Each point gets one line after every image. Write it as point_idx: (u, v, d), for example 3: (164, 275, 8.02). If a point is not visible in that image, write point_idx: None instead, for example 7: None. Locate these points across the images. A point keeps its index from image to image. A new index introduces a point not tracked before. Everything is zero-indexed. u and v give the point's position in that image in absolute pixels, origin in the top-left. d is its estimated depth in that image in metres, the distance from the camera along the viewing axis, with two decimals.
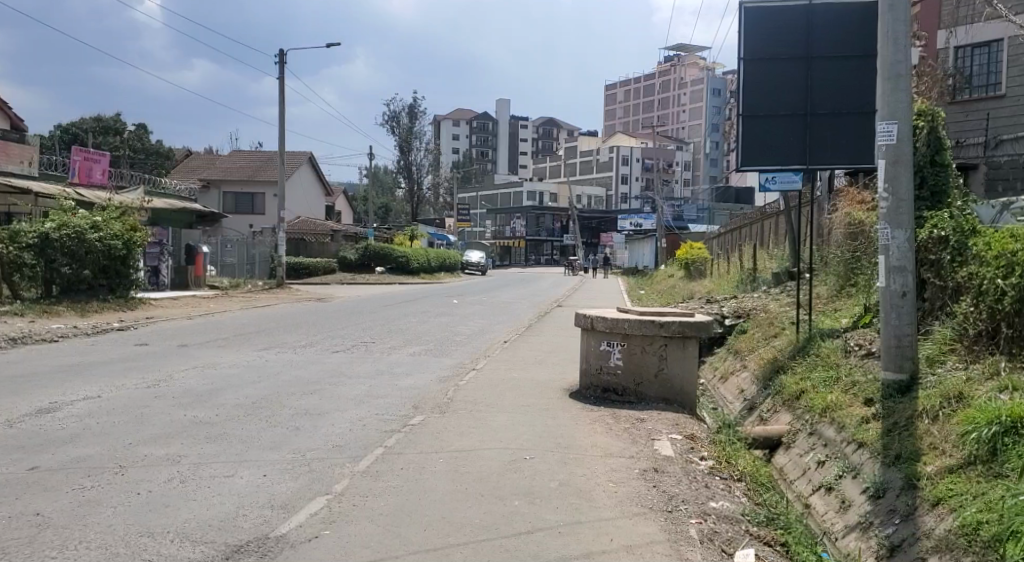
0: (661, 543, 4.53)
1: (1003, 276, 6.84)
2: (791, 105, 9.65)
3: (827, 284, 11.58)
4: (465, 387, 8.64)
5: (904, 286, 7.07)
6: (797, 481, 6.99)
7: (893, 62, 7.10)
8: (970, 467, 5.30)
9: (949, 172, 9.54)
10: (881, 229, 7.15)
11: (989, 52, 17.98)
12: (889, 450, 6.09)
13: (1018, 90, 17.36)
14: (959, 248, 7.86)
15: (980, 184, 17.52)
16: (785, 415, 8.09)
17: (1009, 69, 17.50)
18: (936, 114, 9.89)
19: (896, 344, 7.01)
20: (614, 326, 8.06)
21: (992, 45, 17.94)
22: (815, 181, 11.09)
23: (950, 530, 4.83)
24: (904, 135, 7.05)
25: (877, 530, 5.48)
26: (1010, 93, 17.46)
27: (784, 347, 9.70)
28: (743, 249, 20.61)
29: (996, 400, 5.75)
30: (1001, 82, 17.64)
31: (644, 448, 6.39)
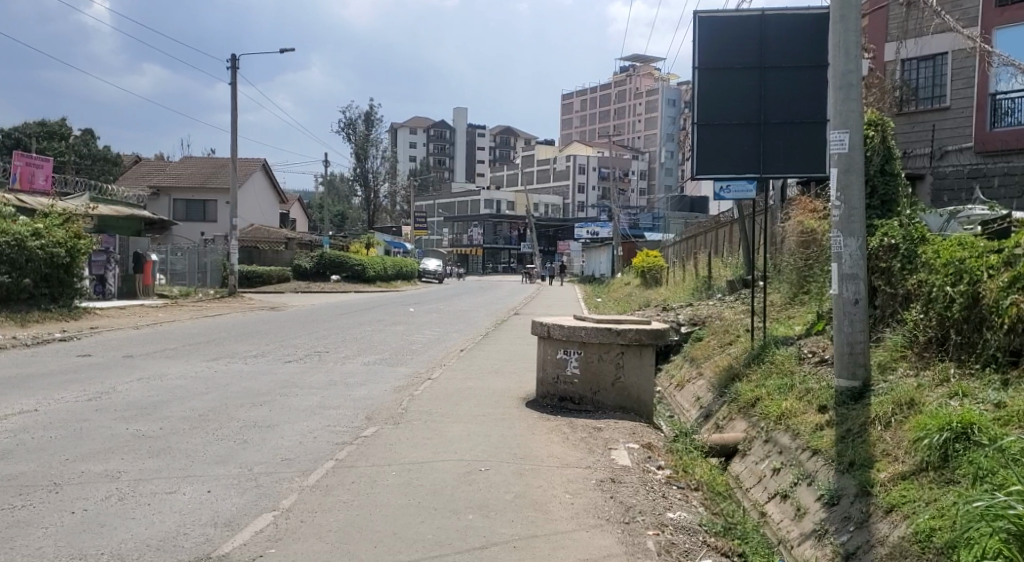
0: (618, 556, 4.46)
1: (952, 284, 6.98)
2: (744, 115, 9.73)
3: (780, 292, 11.69)
4: (420, 397, 8.50)
5: (857, 294, 7.14)
6: (753, 490, 7.00)
7: (844, 71, 7.17)
8: (922, 474, 5.35)
9: (898, 181, 9.71)
10: (834, 237, 7.21)
11: (934, 65, 18.48)
12: (843, 457, 6.13)
13: (961, 102, 17.76)
14: (908, 257, 7.98)
15: (926, 193, 17.97)
16: (740, 422, 8.10)
17: (953, 82, 17.93)
18: (885, 124, 10.07)
19: (849, 351, 7.07)
20: (570, 334, 7.99)
21: (937, 58, 18.43)
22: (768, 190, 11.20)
23: (904, 538, 4.87)
24: (855, 144, 7.13)
25: (832, 538, 5.50)
26: (954, 106, 17.87)
27: (739, 355, 9.75)
28: (698, 258, 20.81)
29: (948, 406, 5.82)
30: (946, 95, 18.06)
31: (601, 458, 6.32)
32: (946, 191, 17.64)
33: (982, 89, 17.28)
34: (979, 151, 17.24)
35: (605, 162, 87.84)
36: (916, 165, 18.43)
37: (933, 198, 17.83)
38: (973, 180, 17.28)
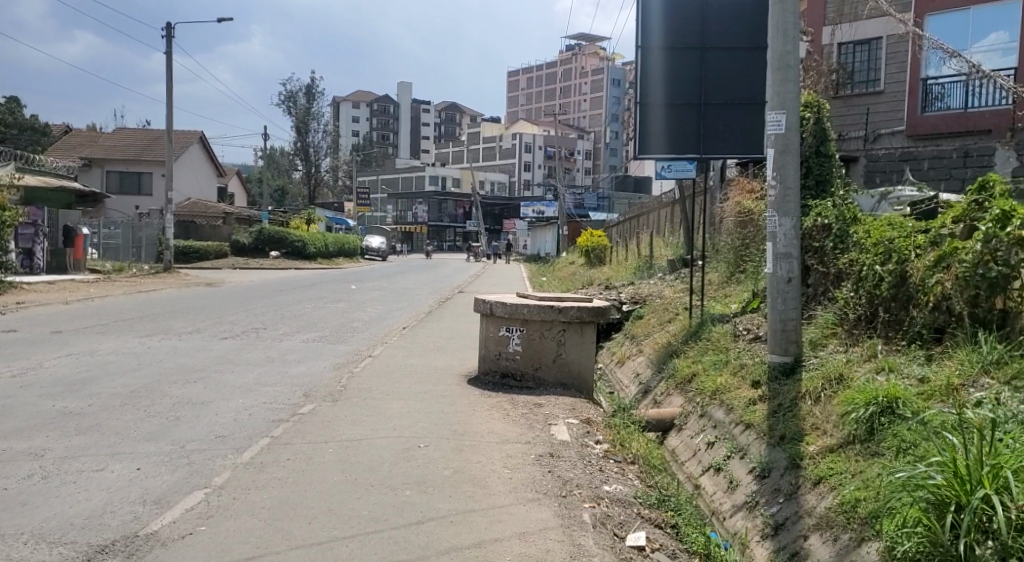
0: (554, 529, 4.50)
1: (881, 263, 7.19)
2: (686, 95, 9.81)
3: (718, 271, 11.88)
4: (359, 374, 8.41)
5: (790, 272, 7.29)
6: (688, 463, 7.15)
7: (782, 52, 7.27)
8: (848, 447, 5.53)
9: (831, 162, 9.93)
10: (769, 217, 7.34)
11: (869, 49, 18.85)
12: (774, 431, 6.30)
13: (896, 87, 18.24)
14: (840, 236, 8.17)
15: (859, 175, 18.01)
16: (678, 398, 8.24)
17: (888, 66, 18.36)
18: (820, 106, 10.25)
19: (782, 327, 7.24)
20: (513, 311, 7.98)
21: (872, 43, 18.80)
22: (707, 171, 11.33)
23: (830, 509, 5.08)
24: (791, 125, 7.24)
25: (762, 509, 5.67)
26: (889, 89, 18.35)
27: (677, 332, 9.90)
28: (640, 237, 21.04)
29: (875, 380, 6.02)
30: (880, 79, 18.54)
31: (541, 433, 6.36)
32: (878, 172, 17.61)
33: (914, 73, 17.73)
34: (912, 135, 17.81)
35: (550, 140, 87.80)
36: (851, 149, 18.65)
37: (866, 180, 17.84)
38: (903, 163, 17.05)
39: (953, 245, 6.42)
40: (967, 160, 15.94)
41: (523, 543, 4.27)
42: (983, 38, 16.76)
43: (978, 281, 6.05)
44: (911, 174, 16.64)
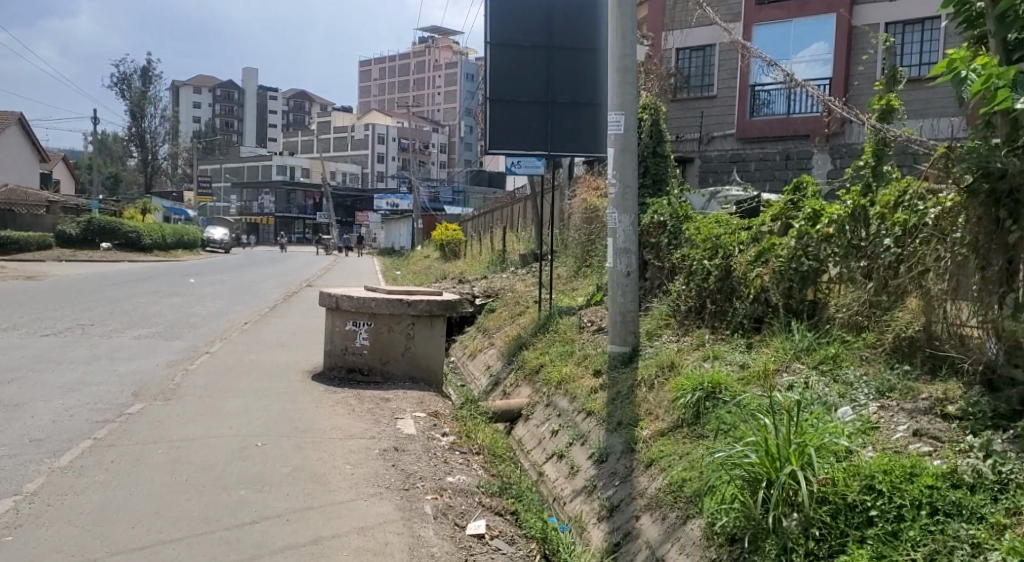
0: (394, 521, 4.51)
1: (709, 258, 7.66)
2: (533, 93, 10.01)
3: (566, 265, 12.23)
4: (196, 372, 8.03)
5: (629, 267, 7.59)
6: (533, 451, 7.33)
7: (622, 55, 7.55)
8: (678, 430, 5.88)
9: (667, 162, 10.47)
10: (610, 213, 7.63)
11: (703, 55, 19.90)
12: (612, 417, 6.58)
13: (727, 92, 19.42)
14: (674, 233, 8.63)
15: (695, 175, 18.98)
16: (526, 388, 8.43)
17: (720, 73, 19.49)
18: (657, 108, 10.77)
19: (621, 319, 7.55)
20: (360, 305, 7.87)
21: (706, 49, 19.85)
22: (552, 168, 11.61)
23: (660, 489, 5.38)
24: (630, 125, 7.55)
25: (600, 493, 5.91)
26: (721, 95, 19.50)
27: (527, 324, 10.11)
28: (493, 232, 21.29)
29: (702, 367, 6.42)
30: (713, 85, 19.64)
31: (386, 428, 6.32)
32: (711, 173, 18.70)
33: (743, 80, 18.94)
34: (740, 137, 19.11)
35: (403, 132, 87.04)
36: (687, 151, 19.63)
37: (701, 180, 18.89)
38: (733, 163, 18.33)
39: (770, 242, 7.00)
40: (788, 164, 17.36)
41: (362, 538, 4.25)
42: (802, 49, 18.26)
43: (792, 275, 6.69)
44: (739, 175, 17.99)
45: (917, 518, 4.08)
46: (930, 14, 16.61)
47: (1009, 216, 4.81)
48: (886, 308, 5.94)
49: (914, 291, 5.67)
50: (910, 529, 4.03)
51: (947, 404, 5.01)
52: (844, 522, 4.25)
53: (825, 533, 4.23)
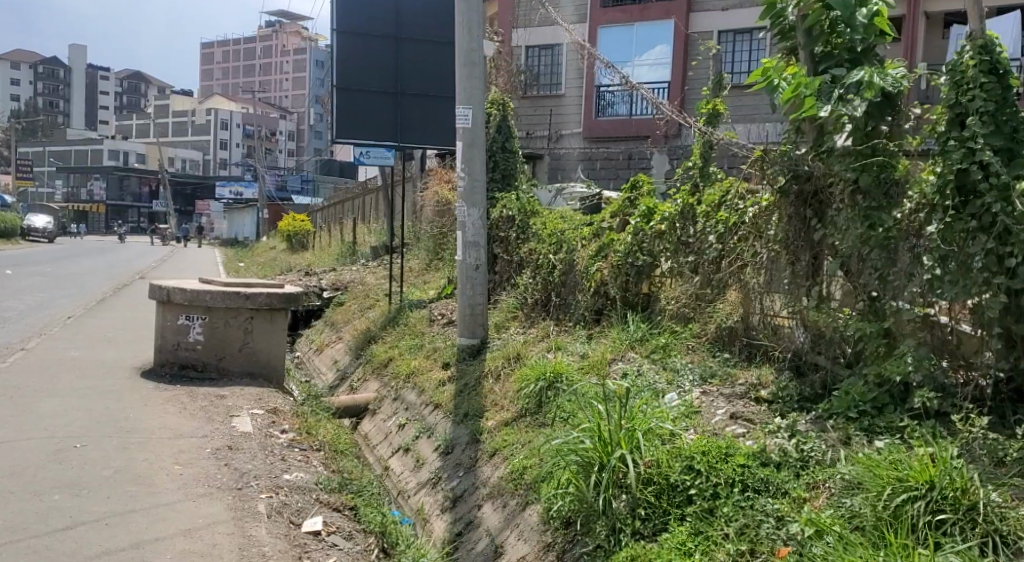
0: (224, 522, 4.34)
1: (555, 252, 7.86)
2: (383, 84, 9.92)
3: (417, 258, 12.18)
4: (7, 371, 7.37)
5: (477, 260, 7.66)
6: (379, 446, 7.26)
7: (469, 49, 7.59)
8: (521, 420, 6.01)
9: (515, 158, 10.64)
10: (459, 207, 7.67)
11: (552, 54, 20.29)
12: (458, 409, 6.64)
13: (574, 91, 20.03)
14: (522, 227, 8.80)
15: (545, 172, 19.58)
16: (373, 383, 8.34)
17: (567, 72, 20.06)
18: (505, 104, 10.92)
19: (469, 313, 7.62)
20: (193, 298, 7.50)
21: (555, 48, 20.25)
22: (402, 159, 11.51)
23: (502, 479, 5.49)
24: (477, 119, 7.62)
25: (443, 484, 5.94)
26: (569, 93, 20.09)
27: (376, 317, 9.99)
28: (344, 224, 20.85)
29: (545, 358, 6.59)
30: (562, 83, 20.18)
31: (221, 426, 6.07)
32: (560, 170, 19.34)
33: (589, 81, 19.58)
34: (587, 136, 19.69)
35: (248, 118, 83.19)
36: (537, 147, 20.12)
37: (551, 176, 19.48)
38: (581, 161, 19.05)
39: (609, 237, 7.27)
40: (630, 163, 18.36)
41: (187, 540, 4.06)
42: (647, 51, 18.99)
43: (629, 269, 6.97)
44: (584, 172, 18.96)
45: (730, 494, 4.39)
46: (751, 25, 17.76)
47: (815, 215, 5.37)
48: (710, 301, 6.33)
49: (735, 285, 6.09)
50: (724, 505, 4.32)
51: (760, 389, 5.42)
52: (666, 501, 4.50)
53: (650, 513, 4.47)
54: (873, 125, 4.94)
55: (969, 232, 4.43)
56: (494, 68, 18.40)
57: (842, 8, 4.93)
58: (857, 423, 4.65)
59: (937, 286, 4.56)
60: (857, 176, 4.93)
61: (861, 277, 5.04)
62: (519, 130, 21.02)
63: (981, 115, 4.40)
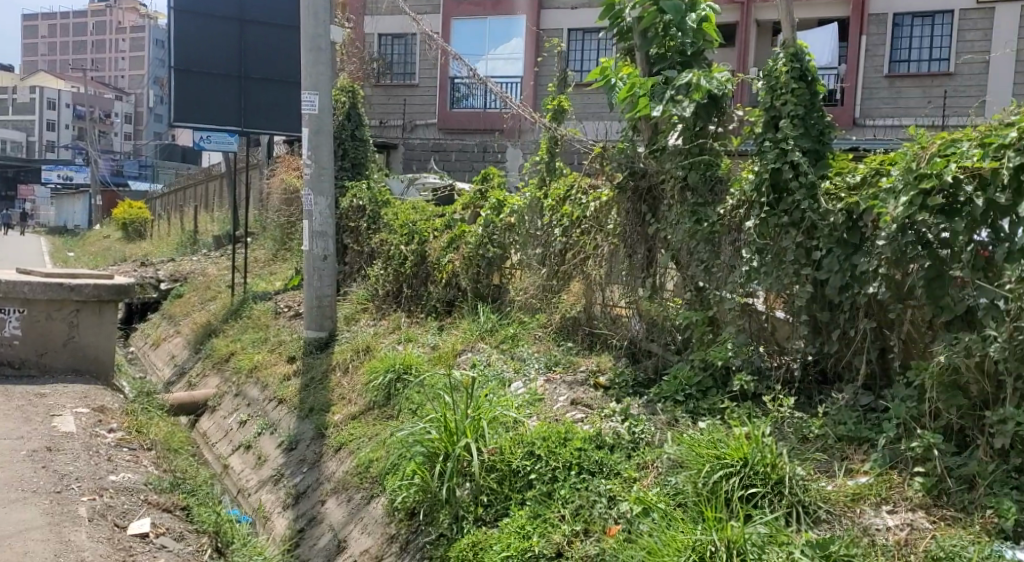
0: (39, 529, 4.04)
1: (406, 243, 7.82)
2: (225, 67, 9.63)
3: (264, 248, 11.78)
4: None
5: (326, 250, 7.48)
6: (219, 444, 6.98)
7: (314, 34, 7.37)
8: (368, 413, 5.95)
9: (366, 147, 10.52)
10: (305, 195, 7.45)
11: (406, 44, 20.13)
12: (304, 404, 6.49)
13: (428, 82, 19.87)
14: (373, 218, 8.69)
15: (399, 161, 19.69)
16: (214, 378, 8.00)
17: (421, 62, 19.82)
18: (356, 92, 10.75)
19: (317, 304, 7.45)
20: (8, 289, 6.93)
21: (408, 38, 20.11)
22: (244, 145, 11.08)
23: (348, 472, 5.42)
24: (324, 106, 7.40)
25: (286, 481, 5.80)
26: (422, 83, 19.96)
27: (218, 310, 9.58)
28: (187, 212, 19.82)
29: (395, 350, 6.56)
30: (415, 74, 20.00)
31: (38, 427, 5.63)
32: (415, 160, 19.47)
33: (443, 72, 19.45)
34: (443, 127, 19.47)
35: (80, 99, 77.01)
36: (390, 136, 20.07)
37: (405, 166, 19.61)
38: (434, 152, 19.29)
39: (461, 229, 7.32)
40: (484, 156, 18.71)
41: None
42: (499, 45, 19.20)
43: (480, 261, 7.03)
44: (438, 164, 18.97)
45: (567, 478, 4.54)
46: (591, 26, 18.39)
47: (649, 210, 5.70)
48: (556, 291, 6.50)
49: (577, 277, 6.31)
50: (562, 488, 4.47)
51: (599, 376, 5.63)
52: (508, 487, 4.60)
53: (492, 499, 4.56)
54: (700, 124, 5.31)
55: (782, 227, 4.80)
56: (347, 56, 18.05)
57: (674, 12, 5.23)
58: (684, 405, 4.95)
59: (755, 277, 4.92)
60: (686, 173, 5.31)
61: (690, 269, 5.39)
62: (370, 119, 20.51)
63: (792, 118, 4.78)
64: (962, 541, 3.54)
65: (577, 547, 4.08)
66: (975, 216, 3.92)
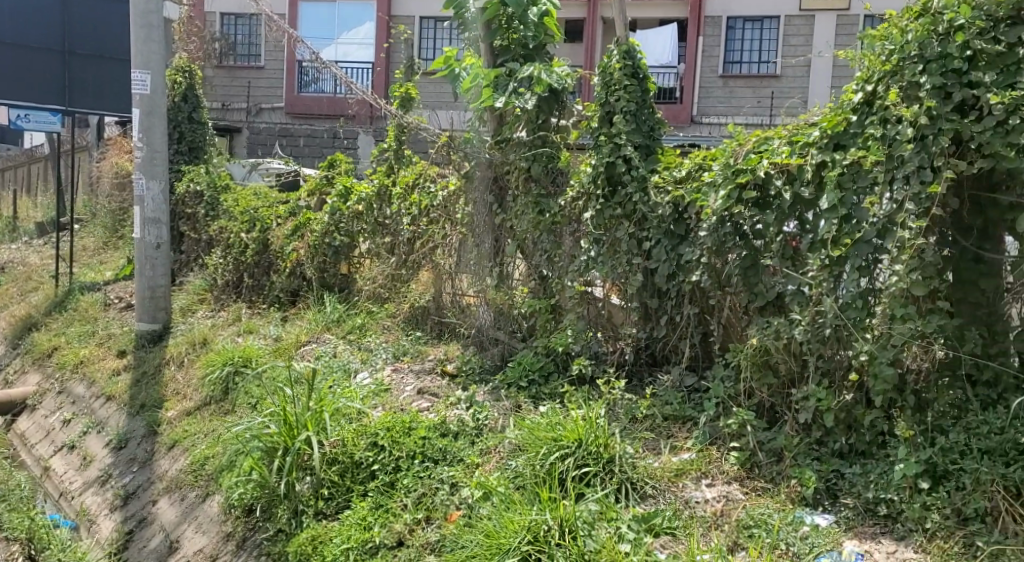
0: None
1: (247, 231, 7.51)
2: (44, 40, 8.97)
3: (93, 236, 11.03)
4: None
5: (160, 238, 7.10)
6: (39, 445, 6.49)
7: (146, 10, 6.95)
8: (205, 408, 5.73)
9: (205, 130, 10.08)
10: (135, 179, 7.01)
11: (250, 24, 19.26)
12: (135, 400, 6.16)
13: (274, 64, 19.09)
14: (212, 204, 8.30)
15: (242, 146, 18.77)
16: (35, 375, 7.43)
17: (266, 44, 19.01)
18: (193, 72, 10.24)
19: (150, 295, 7.07)
20: None
21: (252, 18, 19.24)
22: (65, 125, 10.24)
23: (182, 470, 5.20)
24: (157, 86, 7.00)
25: (114, 482, 5.49)
26: (268, 66, 19.10)
27: (40, 302, 8.88)
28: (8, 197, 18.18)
29: (233, 342, 6.34)
30: (260, 55, 19.14)
31: None
32: (260, 145, 18.72)
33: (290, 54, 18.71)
34: (289, 112, 18.83)
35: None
36: (233, 119, 19.06)
37: (250, 151, 18.70)
38: (280, 138, 18.67)
39: (306, 217, 7.11)
40: (334, 142, 18.51)
41: None
42: (352, 30, 18.80)
43: (326, 249, 6.87)
44: (283, 149, 18.52)
45: (410, 466, 4.56)
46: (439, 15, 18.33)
47: (496, 200, 5.74)
48: (405, 280, 6.49)
49: (427, 265, 6.29)
50: (405, 476, 4.49)
51: (446, 364, 5.65)
52: (350, 478, 4.57)
53: (333, 492, 4.51)
54: (544, 119, 5.37)
55: (616, 218, 5.04)
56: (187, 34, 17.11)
57: (516, 5, 5.32)
58: (526, 391, 5.09)
59: (592, 266, 5.17)
60: (530, 165, 5.40)
61: (535, 258, 5.53)
62: (212, 103, 19.41)
63: (625, 114, 4.99)
64: (770, 509, 3.85)
65: (417, 534, 4.14)
66: (783, 209, 4.29)
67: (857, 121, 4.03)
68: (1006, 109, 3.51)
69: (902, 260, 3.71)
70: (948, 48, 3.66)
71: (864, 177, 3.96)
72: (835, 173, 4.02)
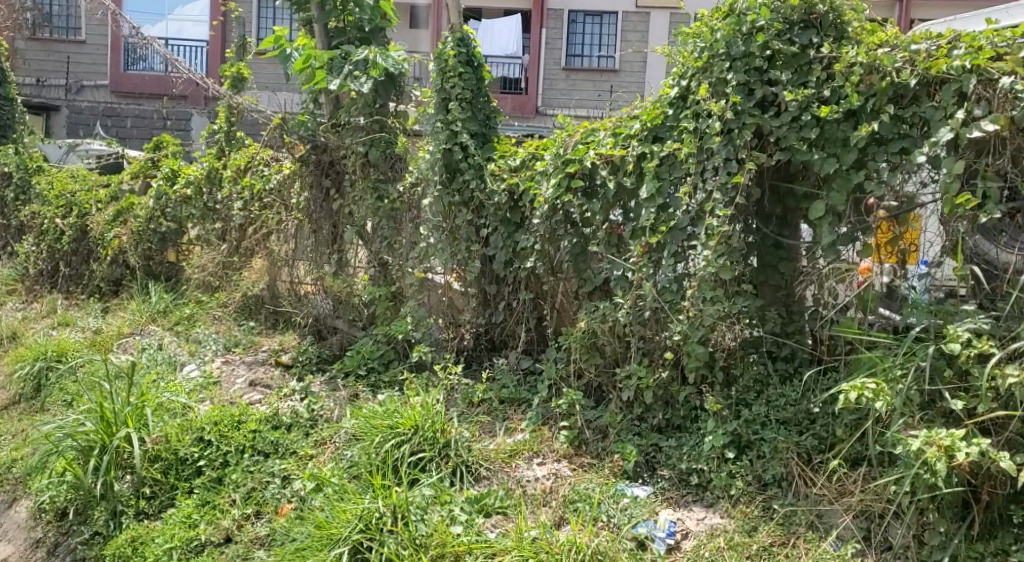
0: None
1: (62, 216, 6.96)
2: None
3: None
4: None
5: None
6: None
7: None
8: (12, 407, 5.31)
9: (13, 106, 9.30)
10: None
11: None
12: None
13: (96, 39, 17.71)
14: (21, 187, 7.68)
15: (61, 126, 17.54)
16: None
17: (88, 16, 17.56)
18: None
19: None
20: None
21: None
22: None
23: None
24: None
25: None
26: (90, 40, 17.72)
27: None
28: None
29: (45, 336, 5.90)
30: (81, 29, 17.71)
31: None
32: (81, 126, 17.51)
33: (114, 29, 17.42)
34: (115, 91, 17.61)
35: None
36: (50, 97, 17.72)
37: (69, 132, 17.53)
38: (105, 117, 17.59)
39: (129, 201, 6.70)
40: (164, 123, 17.60)
41: None
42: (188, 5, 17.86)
43: (151, 237, 6.55)
44: (107, 131, 17.45)
45: (239, 461, 4.41)
46: None
47: (333, 185, 5.63)
48: (237, 269, 6.26)
49: (260, 252, 6.07)
50: (234, 471, 4.35)
51: (281, 354, 5.49)
52: (174, 476, 4.38)
53: (156, 490, 4.31)
54: (380, 101, 5.28)
55: (454, 205, 5.02)
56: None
57: None
58: (365, 380, 5.05)
59: (431, 253, 5.11)
60: (367, 150, 5.30)
61: (375, 244, 5.42)
62: (21, 78, 17.72)
63: (461, 101, 4.98)
64: (595, 483, 4.03)
65: (246, 529, 4.03)
66: (608, 197, 4.48)
67: (674, 115, 4.27)
68: (799, 106, 3.82)
69: (709, 245, 3.99)
70: (750, 47, 3.93)
71: (679, 168, 4.18)
72: (654, 164, 4.22)
